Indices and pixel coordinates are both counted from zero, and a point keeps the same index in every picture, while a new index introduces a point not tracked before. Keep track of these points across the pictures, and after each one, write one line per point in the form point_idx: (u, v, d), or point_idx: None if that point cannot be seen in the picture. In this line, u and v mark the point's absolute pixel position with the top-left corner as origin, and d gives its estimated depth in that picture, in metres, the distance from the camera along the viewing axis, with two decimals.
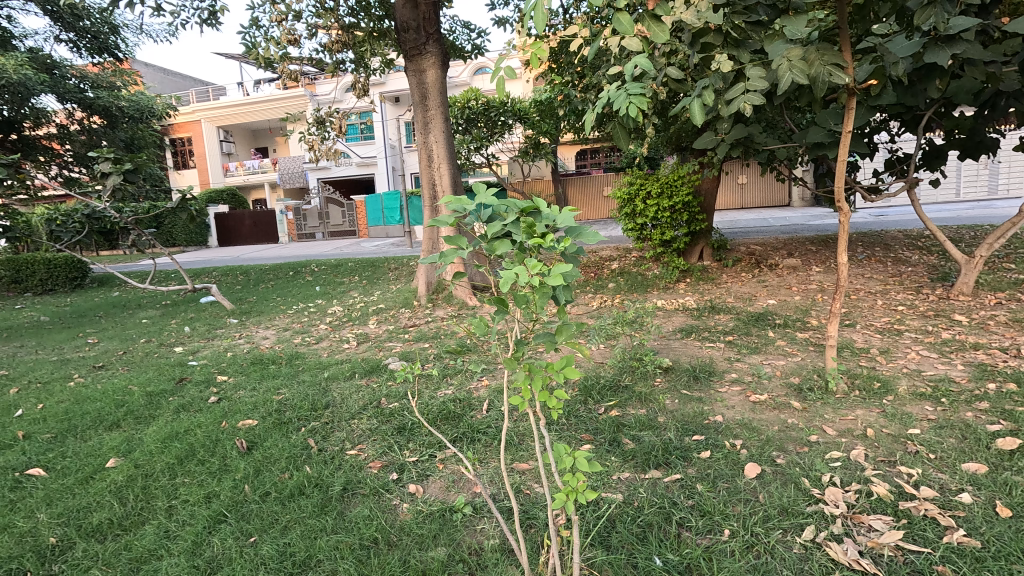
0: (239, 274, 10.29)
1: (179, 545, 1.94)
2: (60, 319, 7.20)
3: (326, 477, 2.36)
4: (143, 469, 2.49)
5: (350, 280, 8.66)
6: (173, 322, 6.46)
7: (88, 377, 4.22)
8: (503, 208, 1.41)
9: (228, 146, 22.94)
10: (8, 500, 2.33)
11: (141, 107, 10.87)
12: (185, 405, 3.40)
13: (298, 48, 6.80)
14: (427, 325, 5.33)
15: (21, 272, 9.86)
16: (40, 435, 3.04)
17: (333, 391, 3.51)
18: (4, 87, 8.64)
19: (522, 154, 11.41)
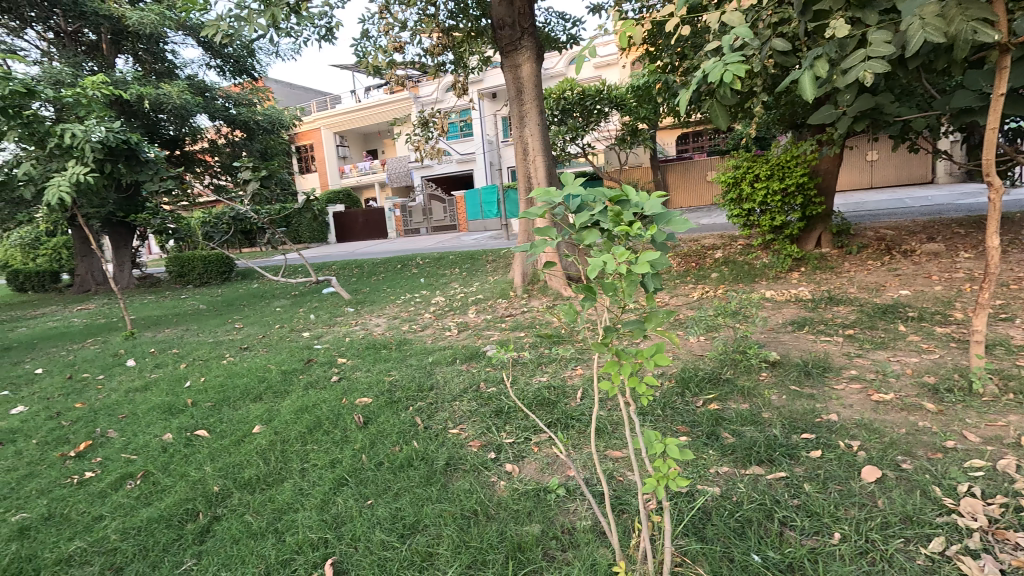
0: (354, 267, 11.28)
1: (309, 502, 2.23)
2: (214, 307, 8.44)
3: (431, 453, 2.57)
4: (281, 436, 2.90)
5: (451, 272, 9.11)
6: (301, 311, 7.28)
7: (237, 356, 4.94)
8: (591, 198, 1.44)
9: (343, 150, 25.06)
10: (182, 454, 2.83)
11: (273, 120, 12.30)
12: (312, 383, 3.86)
13: (402, 54, 7.27)
14: (523, 315, 5.48)
15: (185, 267, 11.81)
16: (203, 403, 3.63)
17: (437, 374, 3.78)
18: (170, 111, 10.22)
19: (618, 142, 11.16)
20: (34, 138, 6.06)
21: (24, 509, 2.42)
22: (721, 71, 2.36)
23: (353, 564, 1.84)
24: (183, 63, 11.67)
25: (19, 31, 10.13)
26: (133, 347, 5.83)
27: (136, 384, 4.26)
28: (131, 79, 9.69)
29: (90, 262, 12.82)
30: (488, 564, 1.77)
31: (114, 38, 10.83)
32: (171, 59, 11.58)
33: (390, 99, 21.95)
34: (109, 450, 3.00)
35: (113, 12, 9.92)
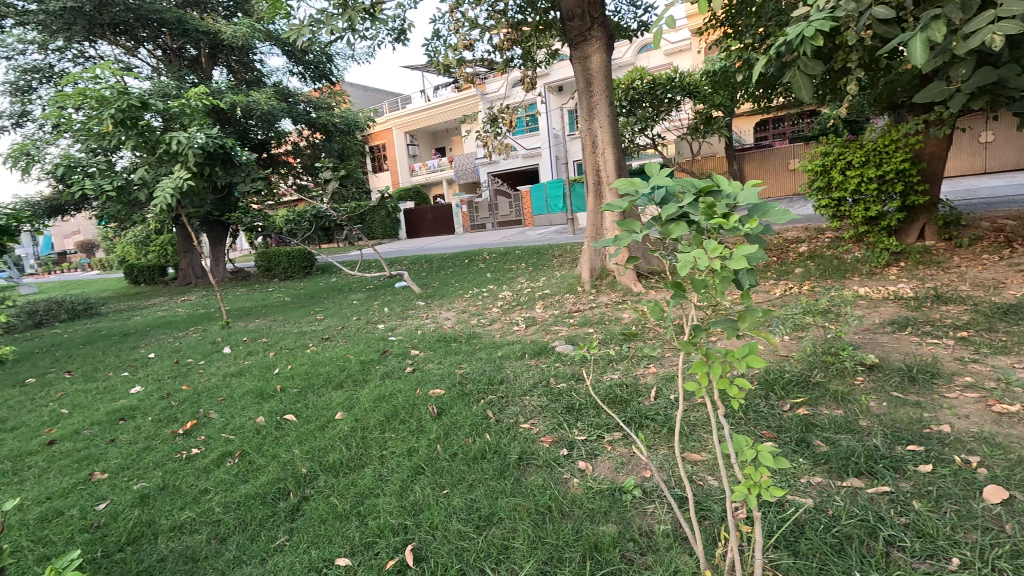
0: (424, 262, 11.63)
1: (389, 488, 2.32)
2: (298, 299, 9.01)
3: (503, 446, 2.59)
4: (362, 423, 3.04)
5: (518, 267, 9.16)
6: (376, 304, 7.60)
7: (319, 346, 5.25)
8: (679, 188, 1.37)
9: (413, 149, 25.89)
10: (273, 437, 3.04)
11: (349, 122, 12.92)
12: (388, 373, 4.03)
13: (471, 52, 7.38)
14: (591, 311, 5.41)
15: (272, 262, 12.72)
16: (290, 389, 3.90)
17: (507, 368, 3.82)
18: (259, 117, 11.00)
19: (691, 132, 10.71)
20: (146, 146, 6.72)
21: (143, 479, 2.69)
22: (802, 31, 2.59)
23: (432, 551, 1.88)
24: (270, 72, 12.52)
25: (133, 50, 11.28)
26: (229, 336, 6.35)
27: (232, 370, 4.65)
28: (226, 89, 10.52)
29: (190, 258, 14.10)
30: (565, 561, 1.75)
31: (211, 51, 11.81)
32: (259, 68, 12.46)
33: (458, 97, 22.35)
34: (211, 430, 3.29)
35: (210, 29, 10.82)
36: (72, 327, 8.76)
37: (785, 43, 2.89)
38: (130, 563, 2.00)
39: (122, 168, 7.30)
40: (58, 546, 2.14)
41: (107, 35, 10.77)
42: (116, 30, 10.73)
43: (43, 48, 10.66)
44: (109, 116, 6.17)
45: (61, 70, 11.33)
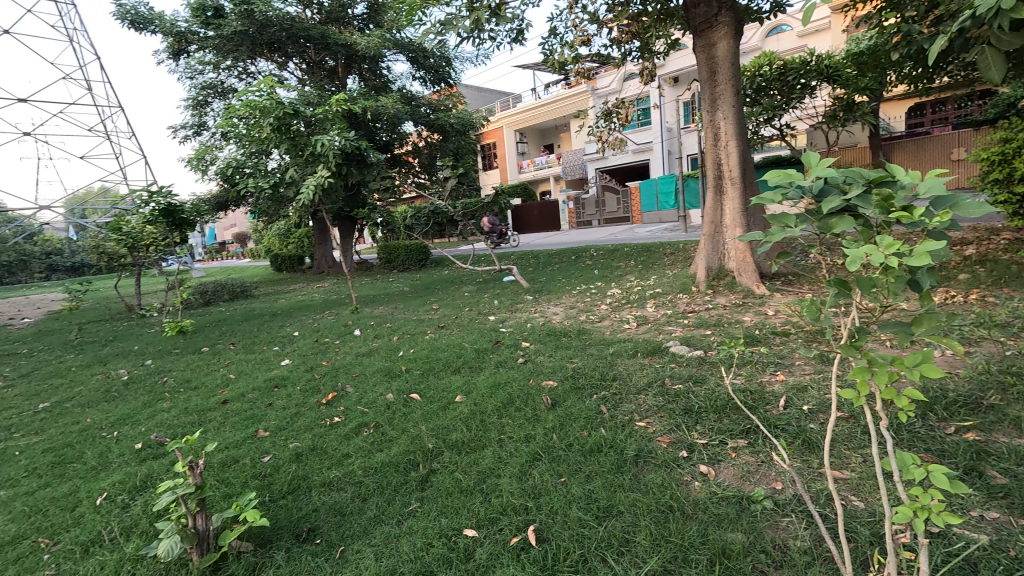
0: (530, 258, 11.82)
1: (509, 470, 2.43)
2: (414, 289, 9.67)
3: (620, 442, 2.58)
4: (480, 407, 3.21)
5: (625, 265, 8.96)
6: (486, 296, 7.91)
7: (436, 333, 5.60)
8: (845, 180, 1.28)
9: (522, 146, 26.37)
10: (401, 413, 3.31)
11: (465, 122, 13.52)
12: (501, 362, 4.18)
13: (588, 47, 7.34)
14: (708, 312, 5.14)
15: (392, 255, 13.75)
16: (413, 371, 4.22)
17: (619, 365, 3.78)
18: (385, 119, 11.94)
19: (827, 120, 9.69)
20: (294, 149, 7.61)
21: (297, 440, 3.08)
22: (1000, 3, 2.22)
23: (554, 534, 1.95)
24: (395, 77, 13.51)
25: (285, 65, 12.80)
26: (358, 320, 7.01)
27: (362, 350, 5.13)
28: (358, 95, 11.54)
29: (323, 249, 15.70)
30: (690, 563, 1.72)
31: (347, 62, 13.02)
32: (386, 75, 13.50)
33: (567, 94, 22.35)
34: (349, 401, 3.67)
35: (347, 41, 11.95)
36: (233, 306, 10.24)
37: (972, 14, 2.53)
38: (292, 509, 2.30)
39: (275, 169, 8.34)
40: (237, 487, 2.53)
41: (265, 53, 12.34)
42: (272, 48, 12.25)
43: (217, 68, 12.51)
44: (267, 123, 7.06)
45: (230, 86, 13.22)
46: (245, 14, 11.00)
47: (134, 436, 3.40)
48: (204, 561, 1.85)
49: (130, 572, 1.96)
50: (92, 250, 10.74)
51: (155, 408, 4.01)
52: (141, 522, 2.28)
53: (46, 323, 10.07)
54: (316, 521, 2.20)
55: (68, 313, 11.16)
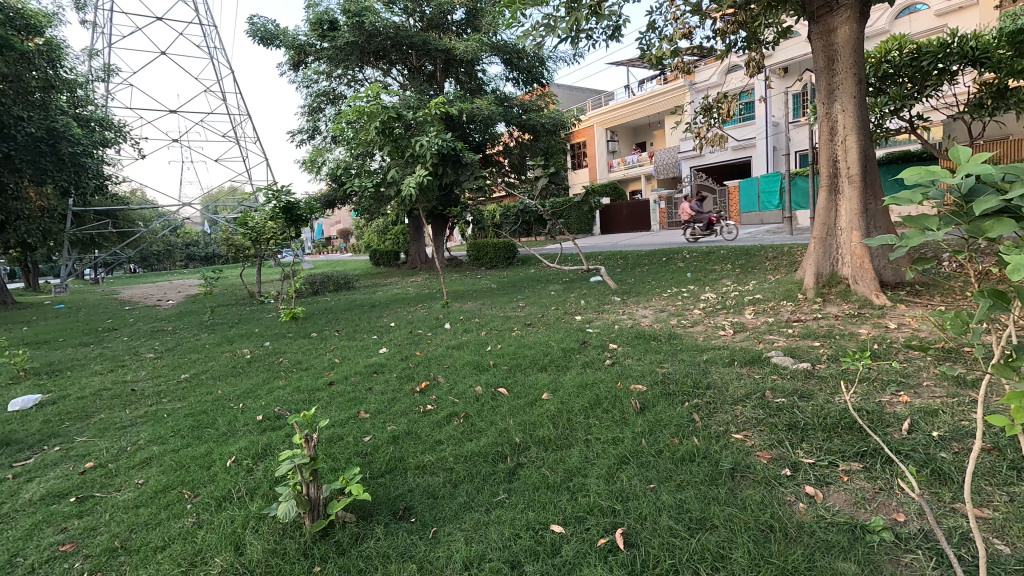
0: (619, 258, 11.60)
1: (596, 470, 2.42)
2: (502, 286, 9.88)
3: (714, 453, 2.47)
4: (567, 406, 3.21)
5: (722, 268, 8.49)
6: (572, 296, 7.90)
7: (523, 330, 5.68)
8: (1007, 177, 1.11)
9: (613, 145, 25.91)
10: (490, 405, 3.42)
11: (556, 121, 13.53)
12: (588, 363, 4.16)
13: (689, 40, 7.04)
14: (816, 322, 4.73)
15: (481, 252, 14.15)
16: (501, 366, 4.32)
17: (714, 372, 3.59)
18: (479, 121, 12.29)
19: (971, 109, 8.48)
20: (396, 151, 8.07)
21: (394, 423, 3.29)
22: None
23: (643, 540, 1.91)
24: (489, 79, 13.87)
25: (389, 72, 13.64)
26: (448, 314, 7.30)
27: (452, 344, 5.34)
28: (455, 98, 11.98)
29: (417, 246, 16.50)
30: None
31: (445, 66, 13.57)
32: (481, 77, 13.90)
33: (664, 90, 21.54)
34: (440, 391, 3.84)
35: (446, 46, 12.45)
36: (337, 296, 11.10)
37: None
38: (390, 487, 2.46)
39: (378, 170, 8.90)
40: (341, 462, 2.75)
41: (372, 61, 13.23)
42: (378, 56, 13.09)
43: (330, 76, 13.60)
44: (374, 127, 7.57)
45: (340, 93, 14.31)
46: (357, 25, 11.84)
47: (257, 408, 3.82)
48: (315, 525, 2.04)
49: (254, 528, 2.19)
50: (223, 242, 12.16)
51: (273, 385, 4.47)
52: (263, 485, 2.56)
53: (186, 305, 11.57)
54: (412, 501, 2.33)
55: (203, 297, 12.73)
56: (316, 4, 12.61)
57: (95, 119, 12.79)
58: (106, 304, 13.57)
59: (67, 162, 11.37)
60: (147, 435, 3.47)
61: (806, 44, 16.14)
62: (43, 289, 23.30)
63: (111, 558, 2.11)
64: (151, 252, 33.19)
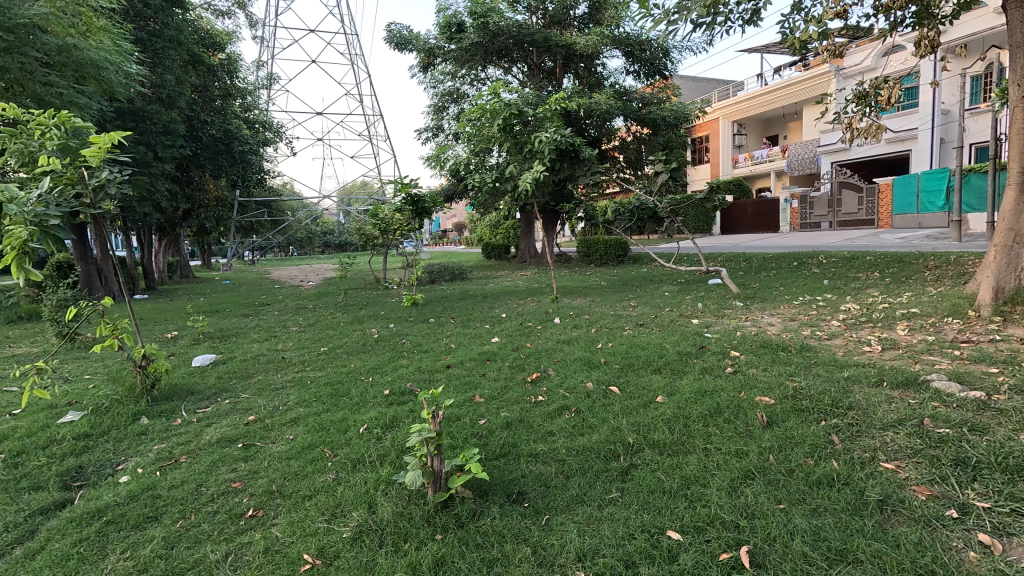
0: (742, 261, 10.79)
1: (717, 482, 2.29)
2: (612, 284, 9.70)
3: (857, 480, 2.21)
4: (684, 411, 3.07)
5: (867, 277, 7.51)
6: (688, 298, 7.50)
7: (634, 330, 5.52)
8: None
9: (740, 139, 24.09)
10: (601, 403, 3.38)
11: (678, 114, 12.87)
12: (707, 369, 3.93)
13: (843, 20, 6.28)
14: (996, 345, 3.99)
15: (591, 249, 14.01)
16: (613, 364, 4.26)
17: (856, 392, 3.19)
18: (597, 116, 12.10)
19: None
20: (515, 147, 8.27)
21: (507, 410, 3.39)
22: None
23: (772, 563, 1.78)
24: (609, 74, 13.67)
25: (510, 70, 14.02)
26: (557, 309, 7.36)
27: (562, 338, 5.37)
28: (574, 93, 11.93)
29: (528, 240, 16.79)
30: None
31: (564, 62, 13.59)
32: (600, 72, 13.73)
33: (804, 76, 19.52)
34: (551, 384, 3.88)
35: (567, 42, 12.46)
36: (452, 286, 11.69)
37: None
38: (505, 471, 2.54)
39: (496, 165, 9.19)
40: (460, 441, 2.91)
41: (495, 60, 13.66)
42: (501, 54, 13.49)
43: (455, 76, 14.31)
44: (496, 123, 7.83)
45: (464, 92, 14.98)
46: (482, 26, 12.27)
47: (384, 383, 4.18)
48: (437, 496, 2.18)
49: (384, 491, 2.41)
50: (355, 232, 13.41)
51: (397, 363, 4.85)
52: (391, 453, 2.79)
53: (323, 287, 12.95)
54: (525, 486, 2.39)
55: (338, 280, 14.17)
56: (446, 9, 13.29)
57: (260, 121, 14.76)
58: (261, 282, 15.65)
59: (238, 158, 13.27)
60: (295, 397, 3.97)
61: (994, 17, 13.63)
62: (214, 266, 27.49)
63: (270, 499, 2.44)
64: (296, 238, 37.59)
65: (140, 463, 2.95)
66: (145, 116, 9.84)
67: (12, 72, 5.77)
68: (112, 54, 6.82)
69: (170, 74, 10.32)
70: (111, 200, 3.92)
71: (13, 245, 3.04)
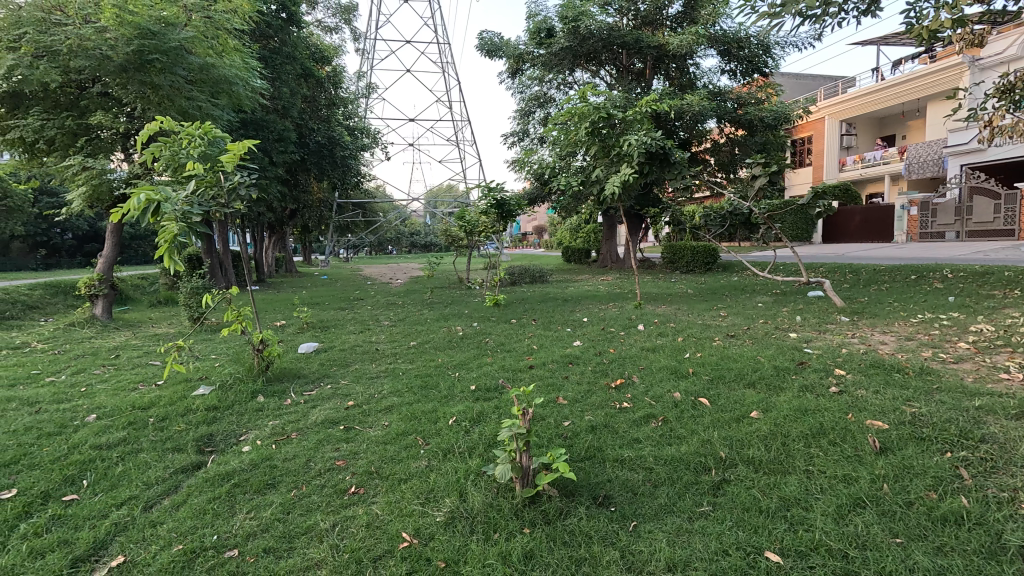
0: (848, 272, 9.90)
1: (821, 506, 2.15)
2: (700, 293, 9.31)
3: (993, 522, 1.97)
4: (782, 430, 2.89)
5: (1004, 295, 6.59)
6: (785, 310, 7.02)
7: (725, 342, 5.26)
8: None
9: (849, 139, 22.12)
10: (691, 414, 3.27)
11: (779, 115, 12.05)
12: (807, 387, 3.65)
13: (984, 5, 5.57)
14: None
15: (677, 255, 13.52)
16: (702, 375, 4.09)
17: (990, 424, 2.82)
18: (688, 117, 11.66)
19: None
20: (603, 151, 8.19)
21: (591, 414, 3.39)
22: None
23: None
24: (702, 73, 13.14)
25: (598, 73, 13.93)
26: (641, 315, 7.21)
27: (646, 345, 5.24)
28: (665, 95, 11.60)
29: (609, 245, 16.54)
30: None
31: (655, 63, 13.28)
32: (693, 72, 13.26)
33: (930, 70, 17.55)
34: (636, 391, 3.81)
35: (659, 42, 12.13)
36: (533, 288, 11.81)
37: None
38: (591, 473, 2.55)
39: (582, 168, 9.16)
40: (545, 440, 2.95)
41: (583, 63, 13.64)
42: (589, 58, 13.44)
43: (542, 80, 14.44)
44: (583, 127, 7.81)
45: (550, 96, 15.10)
46: (572, 30, 12.27)
47: (470, 379, 4.34)
48: (525, 492, 2.24)
49: (474, 481, 2.51)
50: (442, 233, 13.95)
51: (482, 360, 5.01)
52: (479, 446, 2.91)
53: (411, 285, 13.59)
54: (611, 491, 2.38)
55: (424, 278, 14.82)
56: (536, 15, 13.45)
57: (359, 128, 15.82)
58: (354, 278, 16.75)
59: (339, 163, 14.33)
60: (389, 387, 4.23)
61: None
62: (314, 262, 29.86)
63: (370, 478, 2.63)
64: (386, 238, 39.86)
65: (259, 435, 3.29)
66: (264, 125, 10.94)
67: (165, 89, 6.66)
68: (241, 71, 7.66)
69: (286, 87, 11.38)
70: (241, 200, 4.34)
71: (166, 238, 3.54)
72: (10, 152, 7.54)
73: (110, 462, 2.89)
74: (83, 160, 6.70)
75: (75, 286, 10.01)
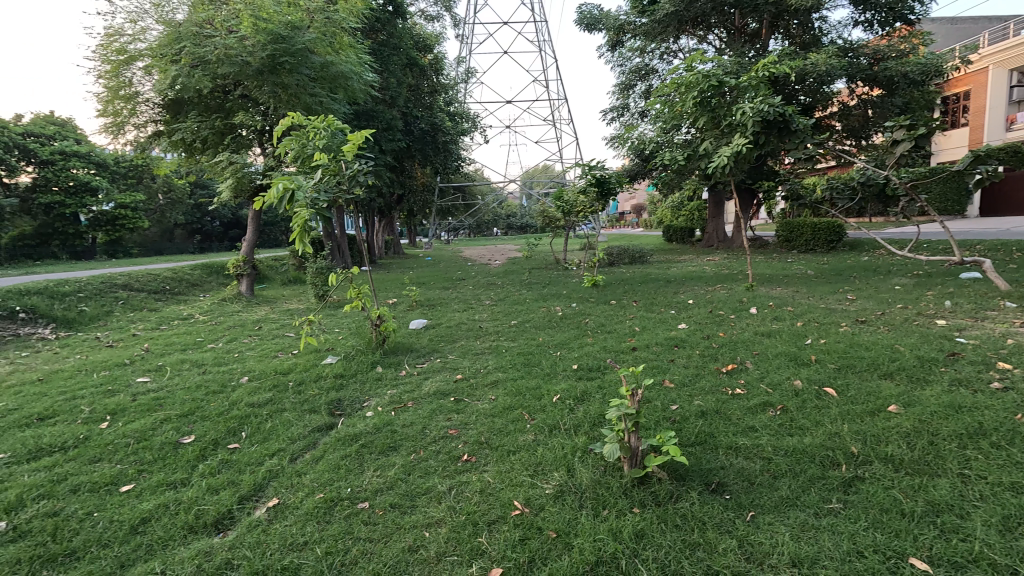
0: (1016, 251, 8.38)
1: (982, 515, 1.89)
2: (823, 274, 8.44)
3: None
4: (930, 427, 2.56)
5: None
6: (929, 293, 6.15)
7: (854, 328, 4.74)
8: None
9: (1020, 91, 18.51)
10: (815, 404, 3.01)
11: (927, 68, 10.37)
12: (961, 381, 3.19)
13: None
14: None
15: (795, 233, 12.35)
16: (827, 364, 3.74)
17: None
18: (813, 79, 10.47)
19: None
20: (712, 121, 7.64)
21: (701, 399, 3.25)
22: None
23: None
24: (830, 28, 11.68)
25: (705, 38, 12.98)
26: (753, 298, 6.73)
27: (760, 330, 4.89)
28: (784, 56, 10.51)
29: (716, 223, 15.55)
30: None
31: (772, 21, 12.07)
32: (818, 28, 11.86)
33: None
34: (750, 377, 3.60)
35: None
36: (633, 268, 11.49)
37: None
38: (702, 459, 2.46)
39: (688, 142, 8.65)
40: (652, 423, 2.90)
41: (689, 29, 12.81)
42: (696, 22, 12.56)
43: (644, 51, 13.80)
44: (691, 98, 7.33)
45: (652, 67, 14.38)
46: None
47: (571, 358, 4.36)
48: (635, 472, 2.23)
49: (581, 458, 2.55)
50: (539, 214, 14.03)
51: (583, 341, 5.00)
52: (585, 424, 2.93)
53: (510, 266, 13.87)
54: (725, 478, 2.28)
55: (523, 259, 15.03)
56: None
57: (460, 113, 16.29)
58: (456, 259, 17.46)
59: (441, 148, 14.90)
60: (493, 363, 4.39)
61: None
62: (419, 245, 31.55)
63: (480, 448, 2.78)
64: (485, 221, 40.93)
65: (379, 402, 3.60)
66: (375, 116, 11.66)
67: (293, 87, 7.35)
68: (355, 66, 8.22)
69: (393, 77, 12.00)
70: (360, 187, 4.71)
71: (299, 223, 3.94)
72: (175, 152, 8.80)
73: (262, 418, 3.34)
74: (229, 155, 7.61)
75: (224, 267, 11.53)
